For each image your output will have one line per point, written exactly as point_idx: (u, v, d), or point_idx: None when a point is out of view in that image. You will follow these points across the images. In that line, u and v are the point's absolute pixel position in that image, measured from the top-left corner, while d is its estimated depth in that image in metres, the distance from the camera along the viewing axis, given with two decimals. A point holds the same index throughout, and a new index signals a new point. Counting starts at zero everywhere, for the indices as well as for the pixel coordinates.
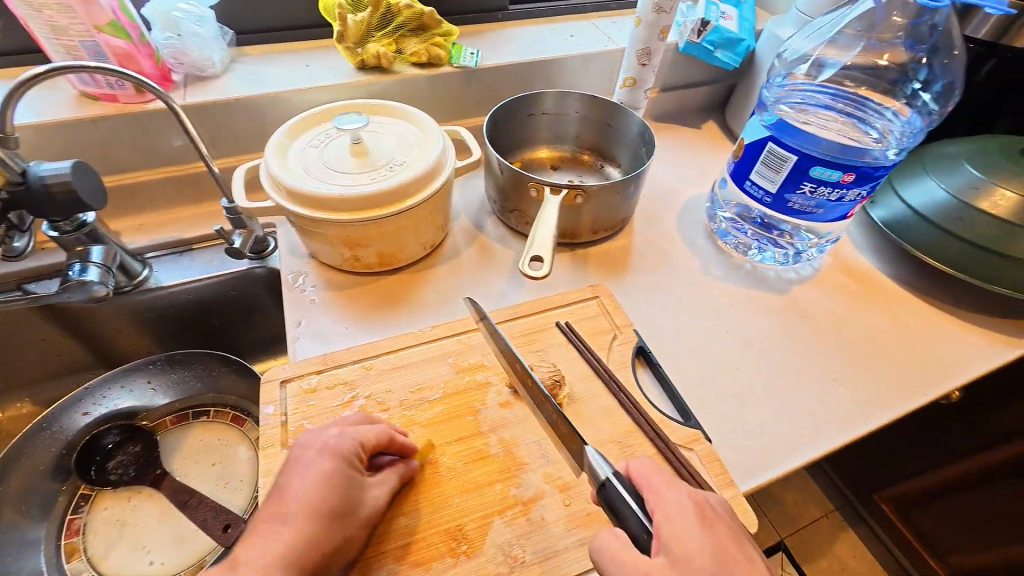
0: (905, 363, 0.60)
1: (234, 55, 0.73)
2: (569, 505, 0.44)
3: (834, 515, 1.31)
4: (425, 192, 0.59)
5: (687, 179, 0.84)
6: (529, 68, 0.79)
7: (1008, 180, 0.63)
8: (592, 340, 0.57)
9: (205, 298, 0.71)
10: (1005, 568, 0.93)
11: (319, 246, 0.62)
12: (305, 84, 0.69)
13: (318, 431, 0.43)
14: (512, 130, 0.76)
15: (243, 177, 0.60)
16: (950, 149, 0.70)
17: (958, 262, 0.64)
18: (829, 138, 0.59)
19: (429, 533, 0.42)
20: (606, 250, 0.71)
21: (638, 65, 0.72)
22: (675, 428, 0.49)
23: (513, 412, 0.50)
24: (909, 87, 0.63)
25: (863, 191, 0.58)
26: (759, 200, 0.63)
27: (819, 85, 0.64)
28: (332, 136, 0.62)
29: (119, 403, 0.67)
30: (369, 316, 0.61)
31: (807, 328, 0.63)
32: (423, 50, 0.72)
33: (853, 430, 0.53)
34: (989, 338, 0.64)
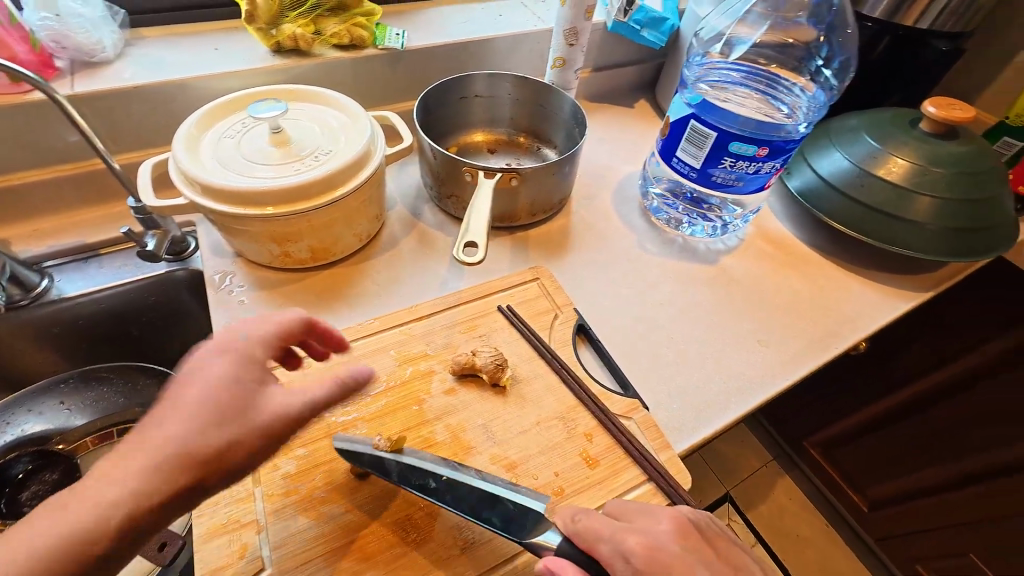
0: (818, 321, 0.66)
1: (129, 39, 0.66)
2: (517, 483, 0.45)
3: (772, 464, 1.42)
4: (355, 181, 0.57)
5: (621, 158, 0.86)
6: (458, 50, 0.77)
7: (900, 150, 0.70)
8: (533, 321, 0.58)
9: (122, 308, 0.66)
10: (912, 494, 1.06)
11: (243, 244, 0.58)
12: (214, 69, 0.64)
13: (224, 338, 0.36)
14: (444, 114, 0.74)
15: (151, 174, 0.56)
16: (852, 121, 0.76)
17: (862, 226, 0.70)
18: (746, 115, 0.63)
19: (378, 526, 0.42)
20: (545, 231, 0.72)
21: (566, 45, 0.72)
22: (615, 399, 0.52)
23: (459, 398, 0.50)
24: (813, 64, 0.67)
25: (777, 164, 0.62)
26: (686, 175, 0.66)
27: (732, 63, 0.68)
28: (249, 126, 0.58)
29: (28, 429, 0.60)
30: (305, 313, 0.59)
31: (733, 294, 0.68)
32: (344, 30, 0.69)
33: (775, 384, 0.58)
34: (888, 293, 0.71)
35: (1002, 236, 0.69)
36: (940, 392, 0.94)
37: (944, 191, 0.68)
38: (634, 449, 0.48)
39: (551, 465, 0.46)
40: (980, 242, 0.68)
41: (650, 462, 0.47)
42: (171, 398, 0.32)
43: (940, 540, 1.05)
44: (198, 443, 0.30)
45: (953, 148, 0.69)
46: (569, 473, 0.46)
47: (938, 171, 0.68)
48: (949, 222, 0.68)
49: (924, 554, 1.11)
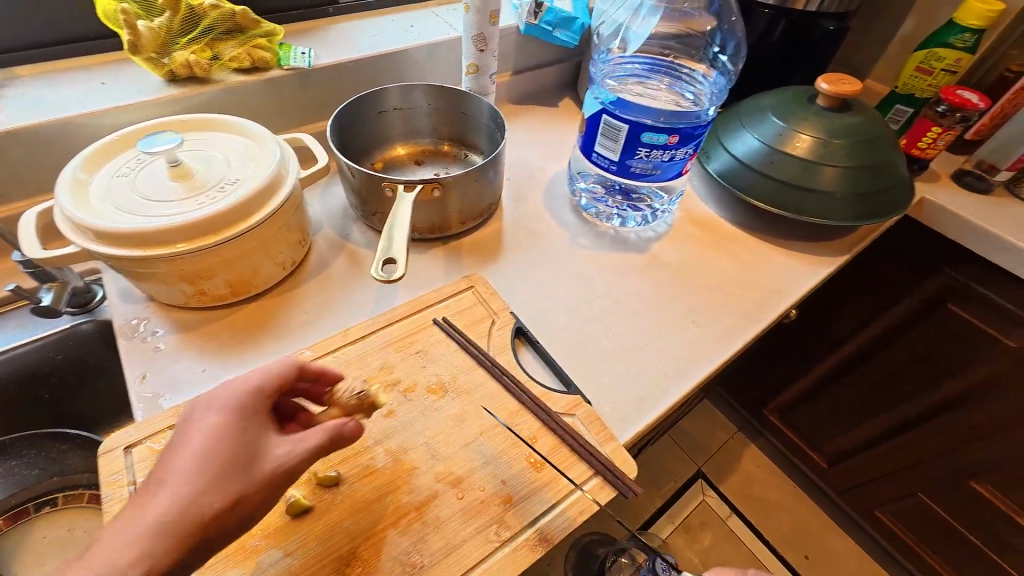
0: (748, 295, 0.69)
1: (1, 79, 0.61)
2: (464, 498, 0.44)
3: (737, 436, 1.48)
4: (268, 208, 0.55)
5: (549, 157, 0.87)
6: (369, 64, 0.75)
7: (802, 126, 0.74)
8: (470, 331, 0.57)
9: (22, 372, 0.60)
10: (861, 445, 1.12)
11: (153, 287, 0.55)
12: (102, 105, 0.60)
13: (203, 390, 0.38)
14: (362, 130, 0.73)
15: (36, 224, 0.51)
16: (758, 103, 0.80)
17: (778, 201, 0.74)
18: (654, 105, 0.65)
19: (321, 565, 0.40)
20: (479, 238, 0.72)
21: (477, 50, 0.72)
22: (557, 398, 0.52)
23: (399, 419, 0.49)
24: (711, 51, 0.71)
25: (689, 150, 0.64)
26: (607, 168, 0.67)
27: (632, 56, 0.69)
28: (145, 162, 0.54)
29: None
30: (230, 352, 0.56)
31: (666, 279, 0.70)
32: (243, 54, 0.66)
33: (712, 361, 0.60)
34: (809, 261, 0.75)
35: (900, 196, 0.75)
36: (869, 349, 1.01)
37: (845, 161, 0.72)
38: (579, 446, 0.48)
39: (498, 475, 0.46)
40: (881, 204, 0.73)
41: (595, 456, 0.48)
42: (180, 449, 0.35)
43: (890, 485, 1.12)
44: (202, 502, 0.33)
45: (848, 120, 0.74)
46: (517, 479, 0.46)
47: (838, 142, 0.73)
48: (854, 188, 0.72)
49: (878, 500, 1.17)
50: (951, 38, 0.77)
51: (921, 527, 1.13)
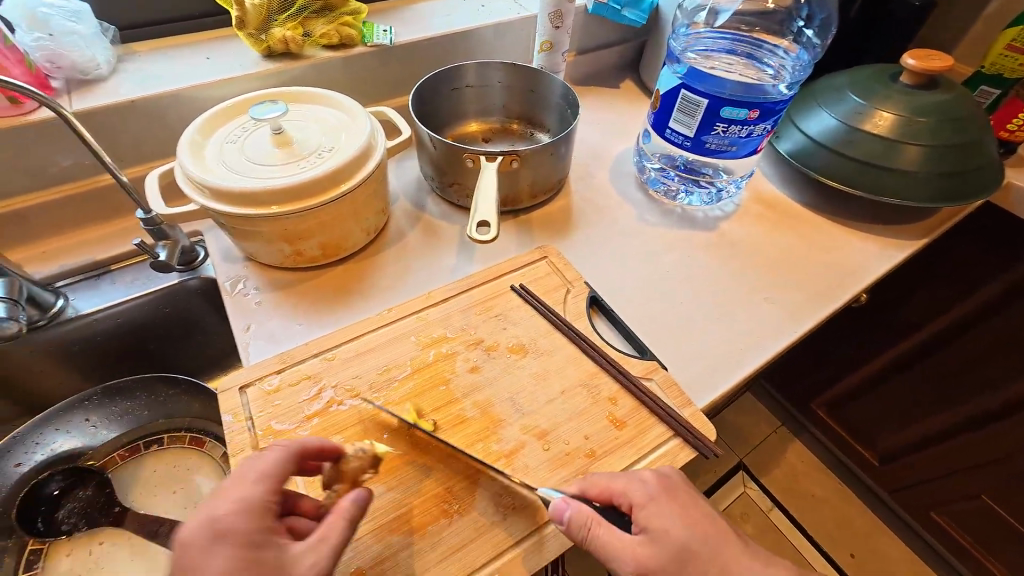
0: (821, 275, 0.68)
1: (121, 54, 0.67)
2: (549, 449, 0.46)
3: (782, 429, 1.45)
4: (361, 174, 0.58)
5: (614, 136, 0.87)
6: (445, 42, 0.78)
7: (884, 104, 0.72)
8: (547, 298, 0.59)
9: (137, 322, 0.66)
10: (920, 442, 1.09)
11: (255, 246, 0.59)
12: (208, 78, 0.65)
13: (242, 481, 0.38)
14: (438, 106, 0.75)
15: (158, 184, 0.56)
16: (834, 81, 0.78)
17: (854, 180, 0.72)
18: (733, 80, 0.64)
19: (422, 500, 0.43)
20: (548, 213, 0.74)
21: (552, 27, 0.73)
22: (634, 363, 0.53)
23: (484, 375, 0.52)
24: (795, 25, 0.69)
25: (767, 126, 0.63)
26: (680, 145, 0.67)
27: (717, 31, 0.69)
28: (251, 130, 0.59)
29: (57, 447, 0.62)
30: (322, 310, 0.60)
31: (736, 257, 0.70)
32: (332, 30, 0.69)
33: (785, 337, 0.60)
34: (884, 243, 0.73)
35: (987, 177, 0.72)
36: (936, 342, 0.97)
37: (929, 140, 0.70)
38: (658, 408, 0.49)
39: (581, 430, 0.48)
40: (967, 185, 0.71)
41: (674, 418, 0.49)
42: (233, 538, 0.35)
43: (950, 485, 1.08)
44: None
45: (934, 97, 0.71)
46: (599, 436, 0.48)
47: (923, 120, 0.70)
48: (938, 168, 0.70)
49: (935, 500, 1.14)
50: None
51: (981, 530, 1.08)
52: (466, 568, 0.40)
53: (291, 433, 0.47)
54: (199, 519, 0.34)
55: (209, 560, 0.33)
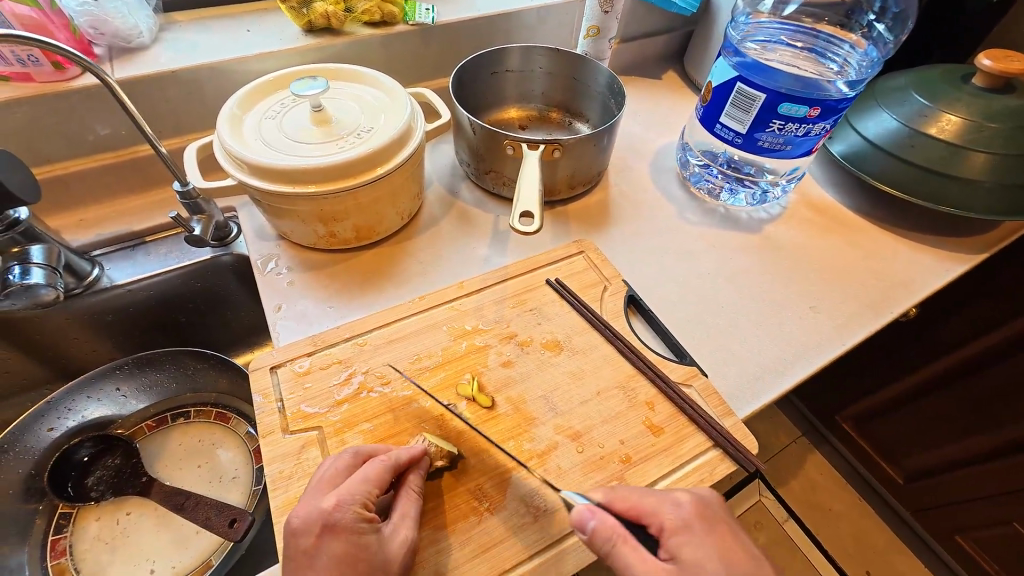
0: (872, 286, 0.64)
1: (163, 23, 0.66)
2: (583, 452, 0.45)
3: (802, 440, 1.42)
4: (399, 157, 0.56)
5: (655, 129, 0.84)
6: (488, 23, 0.75)
7: (952, 107, 0.67)
8: (583, 294, 0.57)
9: (169, 294, 0.67)
10: (952, 464, 1.04)
11: (290, 225, 0.58)
12: (249, 51, 0.64)
13: (309, 499, 0.37)
14: (477, 90, 0.73)
15: (196, 157, 0.56)
16: (897, 81, 0.73)
17: (914, 188, 0.68)
18: (793, 75, 0.61)
19: (452, 496, 0.42)
20: (585, 206, 0.71)
21: (601, 12, 0.70)
22: (673, 367, 0.51)
23: (517, 370, 0.50)
24: (864, 18, 0.65)
25: (827, 125, 0.60)
26: (730, 141, 0.64)
27: (780, 22, 0.65)
28: (290, 105, 0.57)
29: (89, 414, 0.63)
30: (352, 294, 0.59)
31: (781, 261, 0.66)
32: (375, 7, 0.67)
33: (832, 349, 0.57)
34: (941, 257, 0.69)
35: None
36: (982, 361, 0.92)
37: (1001, 147, 0.65)
38: (698, 415, 0.47)
39: (616, 434, 0.46)
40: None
41: (714, 428, 0.47)
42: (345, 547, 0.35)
43: (980, 512, 1.03)
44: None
45: (1009, 102, 0.67)
46: (635, 441, 0.46)
47: (995, 126, 0.66)
48: (1007, 178, 0.65)
49: (963, 525, 1.09)
50: None
51: (1011, 560, 1.03)
52: (494, 569, 0.39)
53: (321, 417, 0.46)
54: (311, 511, 0.36)
55: (315, 560, 0.34)
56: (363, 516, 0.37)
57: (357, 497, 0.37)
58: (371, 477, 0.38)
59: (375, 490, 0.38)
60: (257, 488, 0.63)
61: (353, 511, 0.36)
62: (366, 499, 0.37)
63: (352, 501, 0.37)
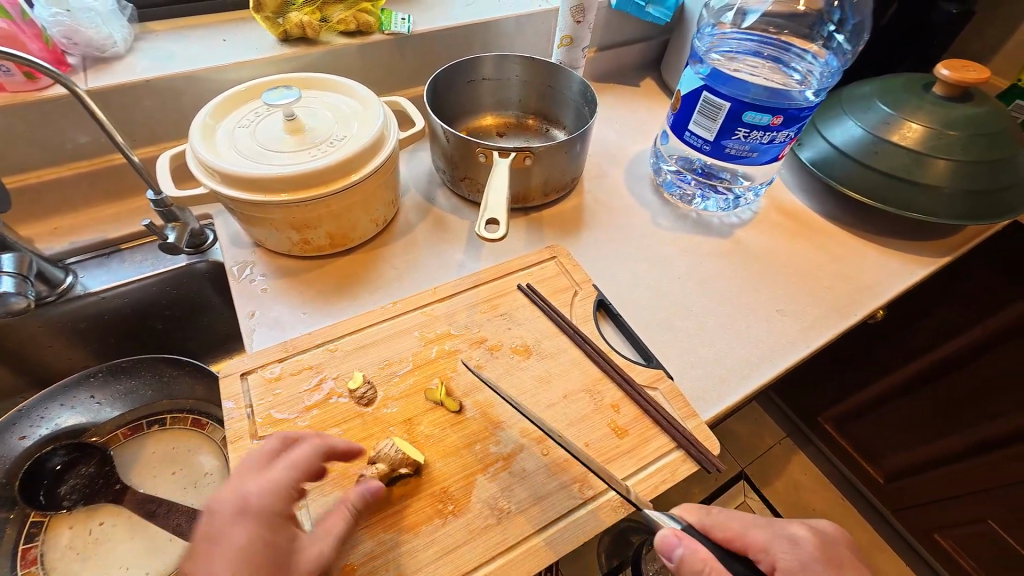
0: (838, 288, 0.66)
1: (138, 33, 0.67)
2: (548, 454, 0.46)
3: (786, 441, 1.43)
4: (372, 165, 0.57)
5: (630, 136, 0.86)
6: (464, 33, 0.76)
7: (914, 115, 0.70)
8: (554, 299, 0.58)
9: (144, 301, 0.67)
10: (928, 463, 1.06)
11: (264, 233, 0.59)
12: (224, 60, 0.64)
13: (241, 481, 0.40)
14: (453, 98, 0.74)
15: (169, 165, 0.56)
16: (863, 89, 0.75)
17: (878, 193, 0.70)
18: (758, 84, 0.63)
19: (417, 500, 0.43)
20: (560, 212, 0.72)
21: (574, 22, 0.72)
22: (639, 370, 0.52)
23: (486, 374, 0.51)
24: (826, 29, 0.66)
25: (791, 133, 0.61)
26: (699, 148, 0.66)
27: (744, 32, 0.67)
28: (263, 114, 0.58)
29: (62, 422, 0.63)
30: (326, 300, 0.60)
31: (750, 265, 0.68)
32: (350, 17, 0.68)
33: (797, 352, 0.58)
34: (906, 260, 0.70)
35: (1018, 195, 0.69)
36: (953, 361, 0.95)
37: (960, 154, 0.68)
38: (661, 418, 0.48)
39: (581, 437, 0.47)
40: (995, 203, 0.68)
41: (678, 430, 0.48)
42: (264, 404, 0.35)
43: (956, 509, 1.05)
44: None
45: (967, 110, 0.69)
46: (600, 443, 0.47)
47: (954, 134, 0.68)
48: (967, 184, 0.67)
49: (940, 523, 1.11)
50: None
51: (987, 556, 1.05)
52: (456, 571, 0.40)
53: (290, 423, 0.47)
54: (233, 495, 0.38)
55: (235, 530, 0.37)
56: (289, 501, 0.39)
57: (282, 484, 0.39)
58: (297, 463, 0.40)
59: (301, 476, 0.40)
60: None
61: (275, 497, 0.39)
62: (291, 484, 0.40)
63: (276, 487, 0.39)
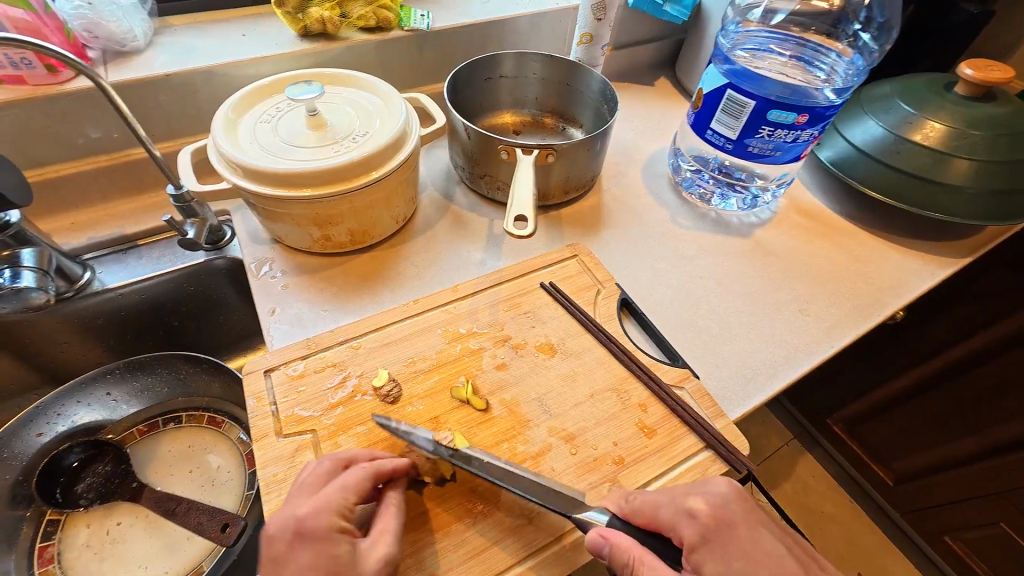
0: (860, 288, 0.66)
1: (158, 27, 0.66)
2: (576, 454, 0.45)
3: (794, 442, 1.43)
4: (395, 161, 0.56)
5: (646, 135, 0.85)
6: (482, 30, 0.76)
7: (937, 115, 0.69)
8: (577, 297, 0.57)
9: (161, 298, 0.66)
10: (941, 466, 1.05)
11: (284, 229, 0.59)
12: (244, 55, 0.64)
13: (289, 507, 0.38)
14: (472, 95, 0.74)
15: (190, 160, 0.56)
16: (884, 88, 0.75)
17: (899, 194, 0.69)
18: (783, 83, 0.62)
19: (446, 500, 0.42)
20: (579, 210, 0.72)
21: (594, 20, 0.71)
22: (666, 369, 0.52)
23: (511, 373, 0.50)
24: (851, 27, 0.66)
25: (815, 132, 0.61)
26: (721, 147, 0.65)
27: (769, 31, 0.67)
28: (284, 110, 0.58)
29: (79, 420, 0.63)
30: (347, 297, 0.59)
31: (771, 265, 0.67)
32: (370, 12, 0.67)
33: (822, 352, 0.58)
34: (926, 260, 0.70)
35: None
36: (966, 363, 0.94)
37: (983, 155, 0.67)
38: (689, 417, 0.48)
39: (610, 436, 0.47)
40: (1016, 203, 0.68)
41: (708, 430, 0.47)
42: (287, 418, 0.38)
43: (967, 511, 1.04)
44: None
45: (990, 111, 0.68)
46: (628, 443, 0.46)
47: (977, 134, 0.68)
48: (990, 185, 0.67)
49: (950, 525, 1.10)
50: None
51: (997, 560, 1.05)
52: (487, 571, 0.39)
53: (315, 420, 0.46)
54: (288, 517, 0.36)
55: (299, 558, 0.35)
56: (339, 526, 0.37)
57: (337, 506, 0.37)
58: (348, 485, 0.38)
59: (354, 499, 0.38)
60: (250, 492, 0.62)
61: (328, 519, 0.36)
62: (343, 508, 0.38)
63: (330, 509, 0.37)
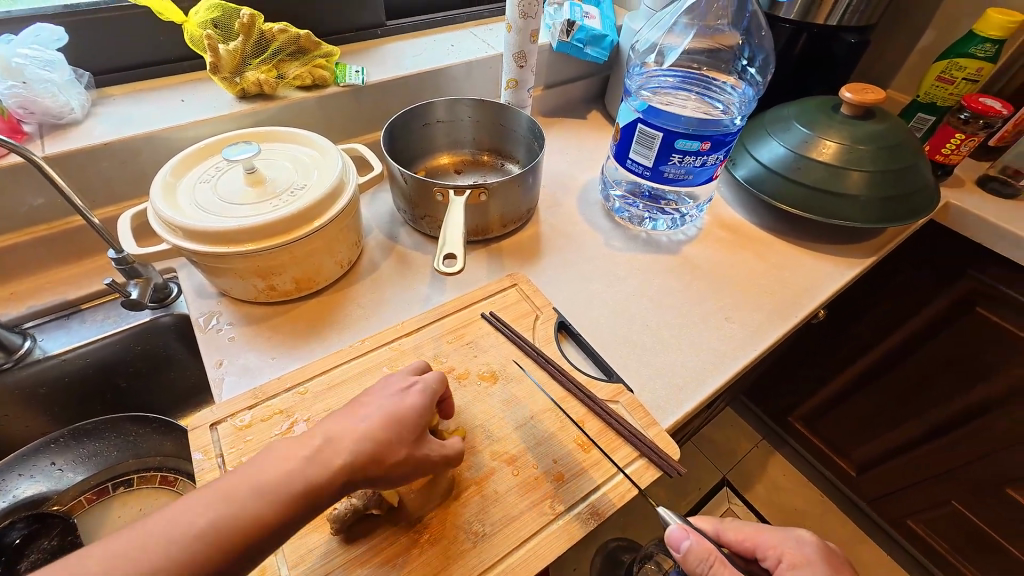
0: (779, 293, 0.71)
1: (95, 98, 0.68)
2: (518, 475, 0.48)
3: (762, 443, 1.48)
4: (333, 211, 0.60)
5: (579, 165, 0.91)
6: (416, 80, 0.81)
7: (828, 133, 0.77)
8: (517, 324, 0.61)
9: (106, 360, 0.66)
10: (893, 452, 1.11)
11: (228, 283, 0.60)
12: (182, 120, 0.66)
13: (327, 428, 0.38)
14: (410, 141, 0.78)
15: (130, 224, 0.57)
16: (783, 111, 0.84)
17: (804, 205, 0.77)
18: (688, 115, 0.69)
19: (392, 532, 0.44)
20: (518, 240, 0.76)
21: (517, 67, 0.78)
22: (601, 386, 0.55)
23: (454, 403, 0.53)
24: (739, 63, 0.76)
25: (720, 156, 0.68)
26: (641, 174, 0.71)
27: (667, 69, 0.75)
28: (223, 169, 0.60)
29: (22, 493, 0.61)
30: (295, 343, 0.61)
31: (698, 279, 0.73)
32: (305, 72, 0.72)
33: (746, 356, 0.63)
34: (836, 262, 0.77)
35: (923, 198, 0.77)
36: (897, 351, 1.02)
37: (871, 166, 0.75)
38: (624, 429, 0.51)
39: (549, 454, 0.49)
40: (903, 205, 0.76)
41: (641, 439, 0.51)
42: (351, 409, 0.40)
43: (921, 493, 1.10)
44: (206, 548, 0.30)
45: (873, 127, 0.77)
46: (567, 458, 0.49)
47: (864, 148, 0.76)
48: (879, 191, 0.75)
49: (907, 509, 1.15)
50: (972, 48, 0.84)
51: (956, 537, 1.09)
52: None
53: None
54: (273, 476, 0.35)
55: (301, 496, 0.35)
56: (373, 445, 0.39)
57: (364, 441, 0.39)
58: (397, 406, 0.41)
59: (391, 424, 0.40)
60: None
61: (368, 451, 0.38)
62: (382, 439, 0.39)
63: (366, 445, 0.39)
